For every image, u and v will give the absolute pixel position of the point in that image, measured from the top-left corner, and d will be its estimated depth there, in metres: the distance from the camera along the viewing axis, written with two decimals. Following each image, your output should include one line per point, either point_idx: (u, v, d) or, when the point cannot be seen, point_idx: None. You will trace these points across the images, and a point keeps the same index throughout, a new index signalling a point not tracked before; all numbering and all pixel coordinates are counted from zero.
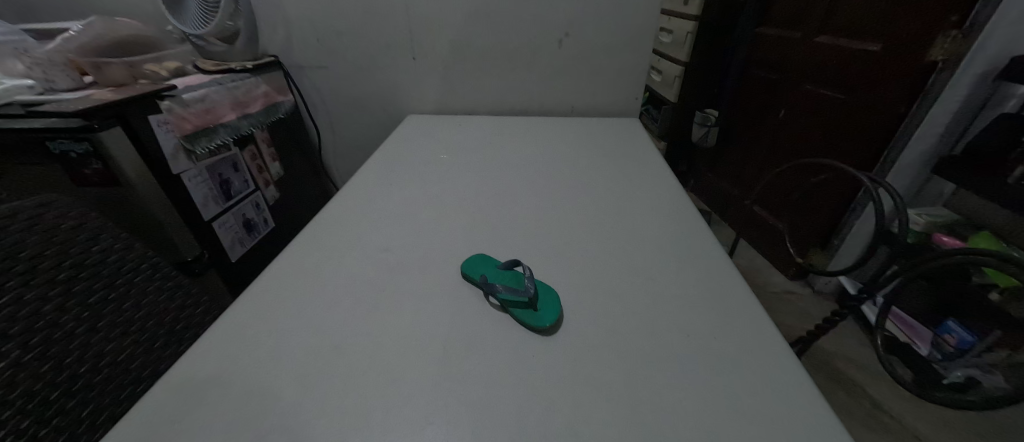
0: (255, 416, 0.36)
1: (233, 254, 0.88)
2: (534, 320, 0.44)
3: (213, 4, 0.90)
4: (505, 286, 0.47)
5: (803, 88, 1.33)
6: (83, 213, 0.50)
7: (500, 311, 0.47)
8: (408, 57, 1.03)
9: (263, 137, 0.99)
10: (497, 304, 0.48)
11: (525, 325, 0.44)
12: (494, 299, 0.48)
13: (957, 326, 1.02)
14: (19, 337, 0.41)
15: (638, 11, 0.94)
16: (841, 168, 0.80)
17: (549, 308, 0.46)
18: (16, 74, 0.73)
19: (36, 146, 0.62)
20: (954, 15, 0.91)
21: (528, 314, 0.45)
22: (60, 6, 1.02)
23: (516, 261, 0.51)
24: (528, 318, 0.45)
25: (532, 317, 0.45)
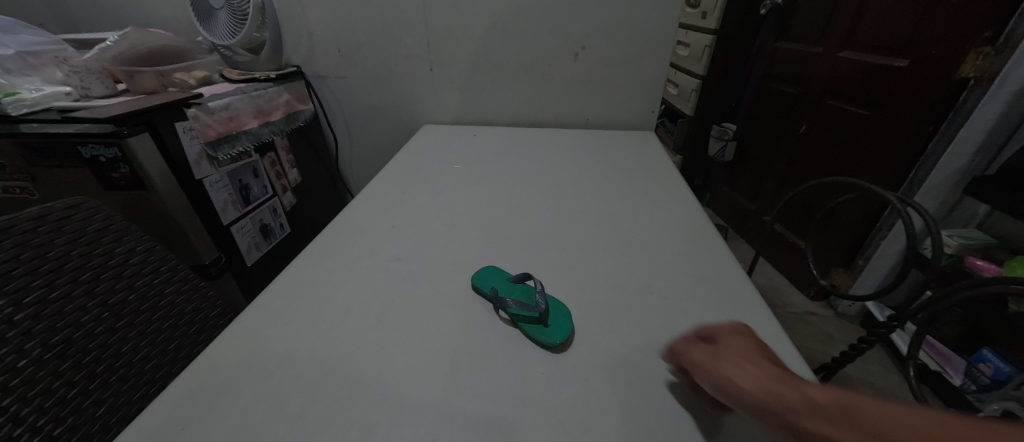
0: (263, 424, 0.36)
1: (249, 257, 0.89)
2: (545, 338, 0.43)
3: (241, 16, 0.94)
4: (516, 301, 0.46)
5: (825, 104, 1.30)
6: (109, 216, 0.52)
7: (510, 325, 0.46)
8: (426, 69, 1.05)
9: (281, 145, 1.02)
10: (506, 318, 0.47)
11: (537, 342, 0.43)
12: (504, 314, 0.48)
13: (993, 356, 0.96)
14: (42, 335, 0.42)
15: (655, 25, 0.94)
16: (866, 186, 0.78)
17: (560, 323, 0.45)
18: (55, 81, 0.77)
19: (68, 150, 0.64)
20: (987, 31, 0.88)
21: (539, 331, 0.44)
22: (99, 18, 1.07)
23: (526, 274, 0.50)
24: (539, 335, 0.44)
25: (542, 334, 0.44)
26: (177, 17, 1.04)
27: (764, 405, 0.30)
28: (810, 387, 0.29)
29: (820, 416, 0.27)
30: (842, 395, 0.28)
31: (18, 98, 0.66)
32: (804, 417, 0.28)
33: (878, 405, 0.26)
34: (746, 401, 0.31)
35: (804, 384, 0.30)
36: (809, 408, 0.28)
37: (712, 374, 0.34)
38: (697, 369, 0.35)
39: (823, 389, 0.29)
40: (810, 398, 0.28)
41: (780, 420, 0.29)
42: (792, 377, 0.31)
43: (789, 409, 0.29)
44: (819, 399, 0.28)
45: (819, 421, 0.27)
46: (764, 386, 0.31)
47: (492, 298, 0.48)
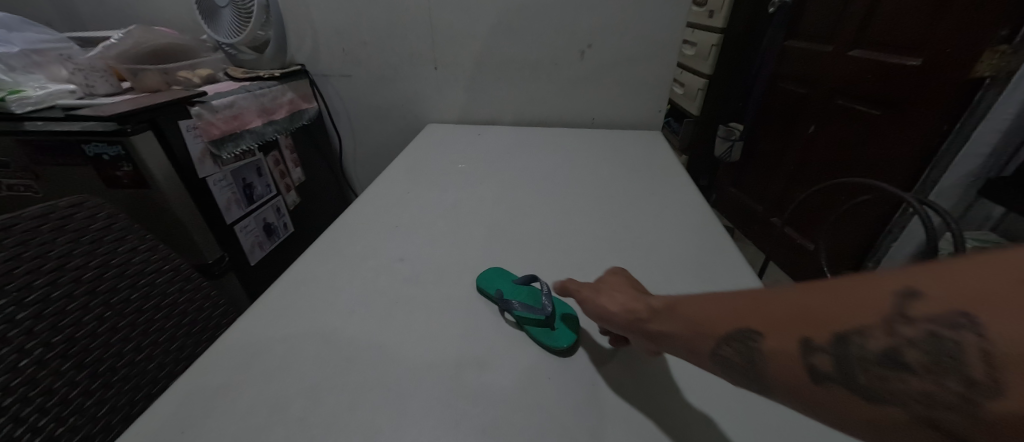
0: (264, 428, 0.35)
1: (253, 256, 0.89)
2: (550, 342, 0.43)
3: (246, 14, 0.93)
4: (522, 303, 0.45)
5: (835, 103, 1.28)
6: (112, 215, 0.52)
7: (514, 327, 0.46)
8: (430, 67, 1.04)
9: (285, 143, 1.01)
10: (512, 320, 0.47)
11: (541, 346, 0.43)
12: (509, 316, 0.47)
13: None
14: (44, 334, 0.42)
15: (662, 24, 0.93)
16: (878, 187, 0.76)
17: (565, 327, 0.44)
18: (60, 79, 0.77)
19: (71, 148, 0.64)
20: (1003, 29, 0.85)
21: (544, 335, 0.44)
22: (104, 16, 1.07)
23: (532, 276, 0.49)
24: (544, 339, 0.43)
25: (547, 338, 0.43)
26: (182, 16, 1.04)
27: (625, 322, 0.36)
28: (656, 300, 0.35)
29: (659, 316, 0.33)
30: (675, 298, 0.34)
31: (21, 96, 0.66)
32: (649, 322, 0.34)
33: (695, 296, 0.33)
34: (616, 322, 0.37)
35: (654, 298, 0.36)
36: (652, 314, 0.34)
37: (591, 306, 0.40)
38: (582, 305, 0.41)
39: (665, 298, 0.35)
40: (653, 307, 0.35)
41: (636, 330, 0.35)
42: (648, 295, 0.37)
43: (639, 319, 0.35)
44: (658, 306, 0.34)
45: (658, 320, 0.33)
46: (626, 307, 0.37)
47: (497, 299, 0.47)
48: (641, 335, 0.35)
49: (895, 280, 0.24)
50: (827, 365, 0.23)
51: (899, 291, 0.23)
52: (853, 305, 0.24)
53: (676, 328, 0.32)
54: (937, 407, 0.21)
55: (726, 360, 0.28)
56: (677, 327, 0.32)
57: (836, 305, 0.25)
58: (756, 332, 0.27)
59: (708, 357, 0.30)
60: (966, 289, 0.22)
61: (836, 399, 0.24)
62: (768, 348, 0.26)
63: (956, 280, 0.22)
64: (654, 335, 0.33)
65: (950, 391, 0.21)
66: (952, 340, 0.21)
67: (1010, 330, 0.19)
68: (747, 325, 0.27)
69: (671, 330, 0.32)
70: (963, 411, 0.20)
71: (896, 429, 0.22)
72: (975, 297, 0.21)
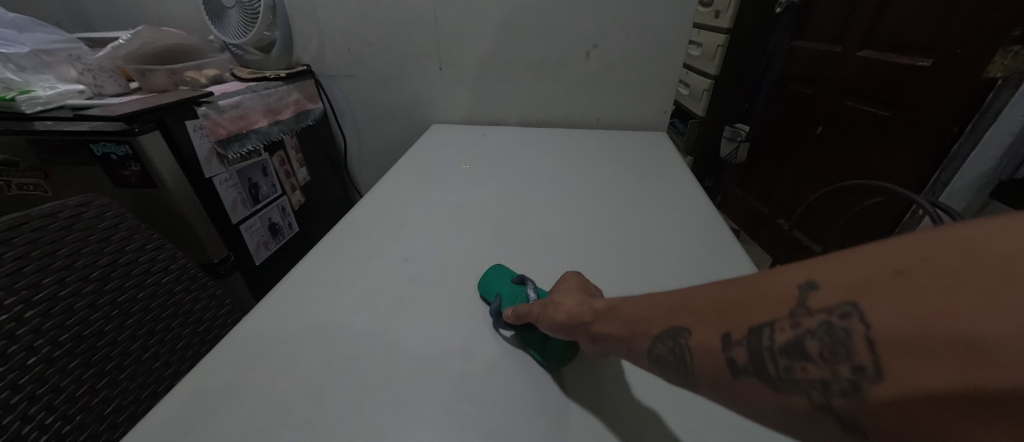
0: (267, 429, 0.35)
1: (258, 256, 0.89)
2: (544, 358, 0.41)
3: (252, 15, 0.94)
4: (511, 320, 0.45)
5: (843, 104, 1.27)
6: (120, 215, 0.52)
7: (513, 344, 0.44)
8: (435, 68, 1.04)
9: (291, 144, 1.02)
10: (510, 337, 0.45)
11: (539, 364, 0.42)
12: (507, 332, 0.45)
13: None
14: (52, 333, 0.42)
15: (668, 24, 0.92)
16: (887, 188, 0.75)
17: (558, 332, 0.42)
18: (69, 79, 0.78)
19: (80, 148, 0.64)
20: (1016, 29, 0.84)
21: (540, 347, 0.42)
22: (113, 17, 1.08)
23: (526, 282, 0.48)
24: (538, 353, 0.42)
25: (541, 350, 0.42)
26: (191, 17, 1.05)
27: (572, 328, 0.37)
28: (601, 303, 0.36)
29: (605, 320, 0.34)
30: (618, 301, 0.35)
31: (31, 96, 0.66)
32: (595, 326, 0.35)
33: (635, 299, 0.33)
34: (563, 330, 0.38)
35: (598, 301, 0.37)
36: (598, 319, 0.35)
37: (539, 315, 0.41)
38: (528, 314, 0.42)
39: (608, 301, 0.36)
40: (598, 312, 0.35)
41: (582, 334, 0.36)
42: (592, 299, 0.38)
43: (585, 324, 0.36)
44: (604, 310, 0.35)
45: (603, 324, 0.34)
46: (572, 312, 0.38)
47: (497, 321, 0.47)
48: (587, 338, 0.36)
49: (795, 271, 0.25)
50: (743, 357, 0.24)
51: (806, 282, 0.24)
52: (762, 298, 0.25)
53: (618, 331, 0.33)
54: (833, 395, 0.21)
55: (659, 357, 0.29)
56: (618, 330, 0.33)
57: (748, 298, 0.26)
58: (685, 328, 0.28)
59: (643, 356, 0.30)
60: (852, 278, 0.22)
61: (754, 392, 0.24)
62: (694, 343, 0.27)
63: (845, 267, 0.23)
64: (600, 338, 0.34)
65: (842, 378, 0.21)
66: (842, 329, 0.21)
67: (890, 313, 0.20)
68: (677, 323, 0.28)
69: (613, 333, 0.33)
70: (854, 396, 0.21)
71: (807, 419, 0.23)
72: (862, 285, 0.22)
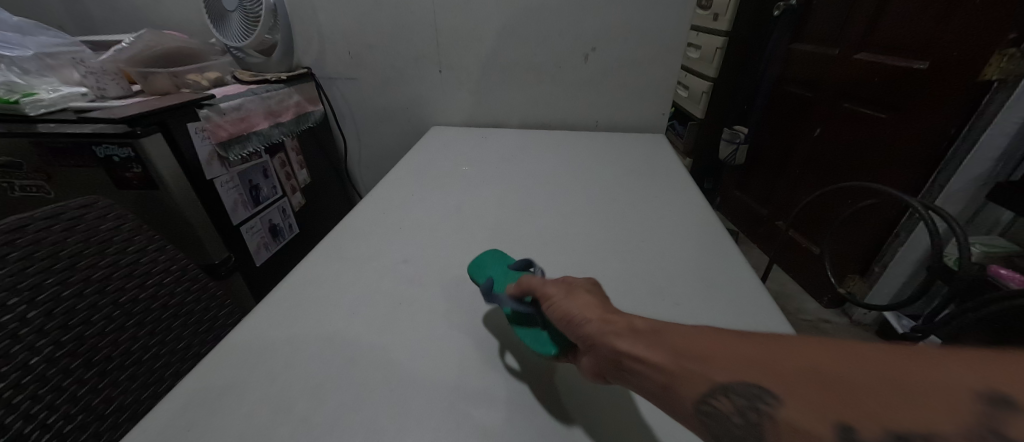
0: (267, 427, 0.35)
1: (258, 257, 0.90)
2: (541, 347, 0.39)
3: (254, 18, 0.95)
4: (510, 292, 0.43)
5: (841, 107, 1.28)
6: (122, 216, 0.52)
7: (516, 376, 0.40)
8: (435, 70, 1.05)
9: (292, 146, 1.03)
10: (513, 366, 0.41)
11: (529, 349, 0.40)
12: (510, 361, 0.42)
13: None
14: (54, 333, 0.42)
15: (666, 27, 0.93)
16: (883, 190, 0.75)
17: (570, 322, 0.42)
18: (72, 82, 0.78)
19: (82, 150, 0.65)
20: (1012, 32, 0.84)
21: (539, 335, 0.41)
22: (116, 20, 1.09)
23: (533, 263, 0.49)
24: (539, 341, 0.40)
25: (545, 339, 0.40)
26: (193, 20, 1.06)
27: (595, 333, 0.33)
28: (641, 321, 0.32)
29: (639, 339, 0.30)
30: (660, 325, 0.31)
31: (35, 99, 0.67)
32: (622, 342, 0.31)
33: (681, 330, 0.29)
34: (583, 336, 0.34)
35: (638, 317, 0.32)
36: (632, 336, 0.30)
37: (560, 304, 0.37)
38: (550, 300, 0.38)
39: (649, 321, 0.32)
40: (635, 328, 0.31)
41: (603, 345, 0.32)
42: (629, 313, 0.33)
43: (614, 336, 0.31)
44: (643, 328, 0.31)
45: (636, 341, 0.30)
46: (602, 317, 0.33)
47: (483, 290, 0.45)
48: (608, 353, 0.31)
49: (937, 366, 0.21)
50: None
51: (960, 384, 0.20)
52: (886, 387, 0.21)
53: (655, 359, 0.28)
54: None
55: (720, 413, 0.25)
56: (658, 359, 0.28)
57: (870, 382, 0.21)
58: (770, 392, 0.23)
59: (685, 401, 0.26)
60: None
61: None
62: (783, 414, 0.22)
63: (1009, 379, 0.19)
64: (626, 362, 0.30)
65: None
66: None
67: None
68: (760, 383, 0.24)
69: (647, 359, 0.29)
70: None
71: None
72: None
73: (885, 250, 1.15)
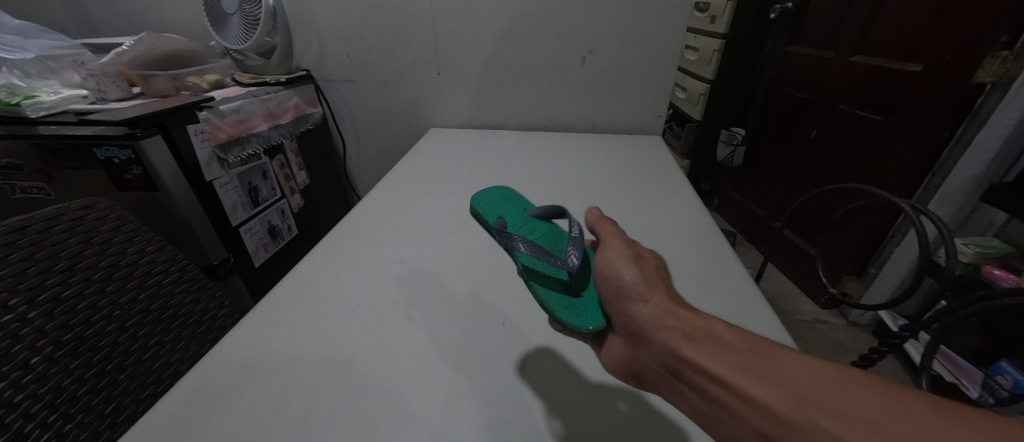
0: (265, 426, 0.36)
1: (257, 258, 0.90)
2: (571, 319, 0.42)
3: (253, 21, 0.95)
4: (529, 245, 0.48)
5: (836, 108, 1.28)
6: (121, 217, 0.53)
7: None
8: (433, 73, 1.06)
9: (291, 147, 1.03)
10: (554, 430, 0.36)
11: (555, 317, 0.42)
12: (551, 424, 0.37)
13: (1010, 366, 0.86)
14: (54, 333, 0.43)
15: (662, 30, 0.93)
16: (876, 192, 0.76)
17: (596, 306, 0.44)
18: (73, 84, 0.79)
19: (83, 152, 0.65)
20: (1004, 36, 0.85)
21: (564, 306, 0.44)
22: (116, 22, 1.10)
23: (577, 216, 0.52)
24: (567, 314, 0.43)
25: (572, 314, 0.43)
26: (193, 23, 1.07)
27: (661, 331, 0.36)
28: (723, 330, 0.34)
29: (707, 350, 0.33)
30: (734, 337, 0.33)
31: (36, 101, 0.68)
32: (692, 350, 0.33)
33: (746, 346, 0.32)
34: (646, 333, 0.37)
35: (721, 325, 0.34)
36: (697, 344, 0.33)
37: (637, 290, 0.40)
38: (629, 283, 0.40)
39: (730, 330, 0.34)
40: (707, 335, 0.34)
41: (671, 346, 0.35)
42: (713, 318, 0.35)
43: (680, 341, 0.34)
44: (714, 337, 0.33)
45: (703, 350, 0.33)
46: (678, 318, 0.36)
47: (498, 230, 0.50)
48: (669, 358, 0.34)
49: None
50: None
51: None
52: None
53: (716, 371, 0.31)
54: None
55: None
56: (721, 372, 0.31)
57: None
58: None
59: (727, 415, 0.30)
60: None
61: None
62: None
63: None
64: (683, 370, 0.33)
65: None
66: None
67: None
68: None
69: (709, 372, 0.32)
70: None
71: None
72: None
73: (881, 251, 1.16)
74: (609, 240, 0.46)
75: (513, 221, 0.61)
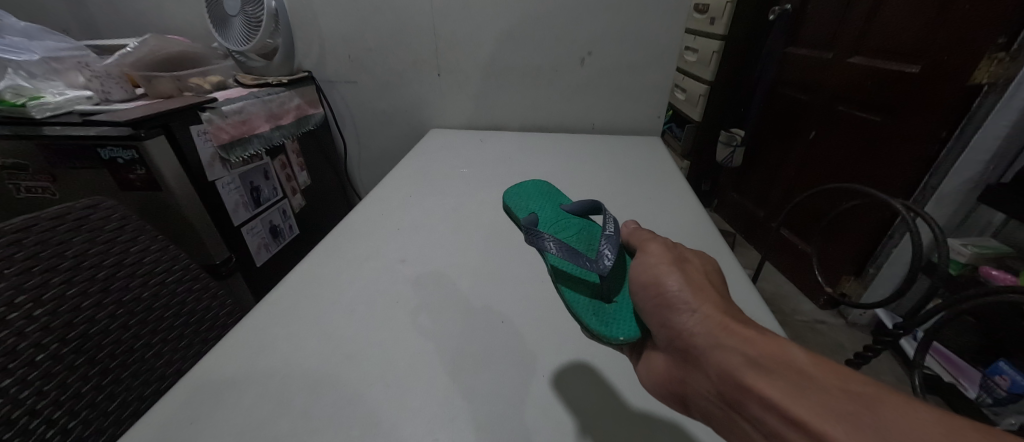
0: (266, 421, 0.36)
1: (259, 258, 0.91)
2: (600, 327, 0.41)
3: (256, 23, 0.96)
4: (558, 245, 0.48)
5: (835, 109, 1.29)
6: (125, 216, 0.53)
7: None
8: (433, 74, 1.07)
9: (292, 148, 1.04)
10: None
11: (583, 325, 0.42)
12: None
13: (1008, 367, 0.85)
14: (59, 331, 0.44)
15: (661, 32, 0.94)
16: (873, 193, 0.76)
17: (626, 314, 0.44)
18: (77, 86, 0.80)
19: (88, 152, 0.66)
20: (1001, 37, 0.86)
21: (592, 314, 0.43)
22: (120, 23, 1.10)
23: (614, 218, 0.53)
24: (594, 322, 0.42)
25: (600, 322, 0.42)
26: (196, 24, 1.07)
27: (718, 350, 0.34)
28: (800, 358, 0.32)
29: (780, 383, 0.31)
30: (813, 367, 0.31)
31: (41, 102, 0.68)
32: (766, 387, 0.31)
33: (827, 381, 0.30)
34: (698, 354, 0.35)
35: (799, 353, 0.32)
36: (767, 375, 0.31)
37: (682, 300, 0.37)
38: (673, 291, 0.38)
39: (809, 359, 0.32)
40: (777, 362, 0.32)
41: (735, 377, 0.32)
42: (783, 339, 0.33)
43: (742, 367, 0.32)
44: (786, 366, 0.31)
45: (774, 384, 0.31)
46: (738, 337, 0.34)
47: (527, 229, 0.51)
48: (728, 386, 0.32)
49: None
50: None
51: None
52: None
53: (791, 410, 0.29)
54: None
55: None
56: (798, 412, 0.29)
57: None
58: None
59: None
60: None
61: None
62: None
63: None
64: (744, 402, 0.32)
65: None
66: None
67: None
68: None
69: (783, 411, 0.30)
70: None
71: None
72: None
73: (879, 251, 1.16)
74: (648, 245, 0.45)
75: (545, 218, 0.63)
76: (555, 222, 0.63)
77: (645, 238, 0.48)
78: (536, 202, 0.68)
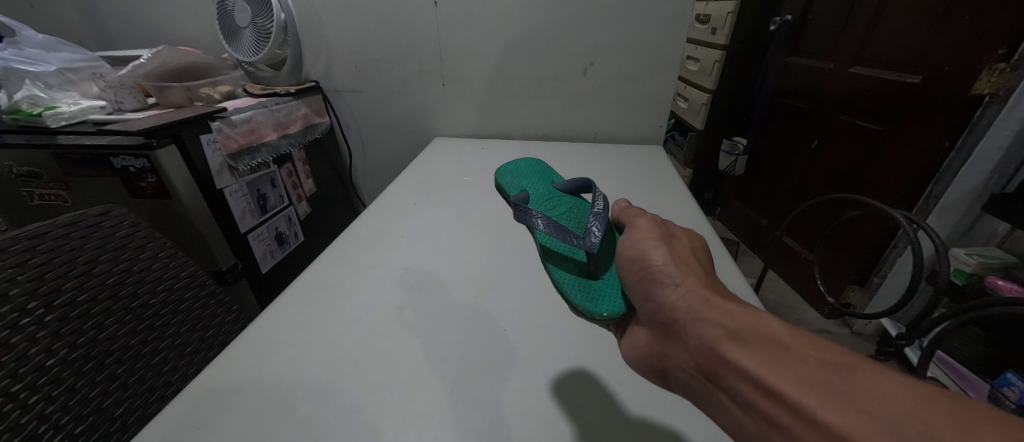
0: (271, 427, 0.37)
1: (265, 265, 0.92)
2: (586, 304, 0.44)
3: (265, 33, 0.99)
4: (546, 222, 0.52)
5: (837, 118, 1.29)
6: (135, 224, 0.55)
7: None
8: (437, 84, 1.08)
9: (299, 156, 1.05)
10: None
11: (569, 302, 0.44)
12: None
13: (1018, 378, 0.84)
14: (69, 337, 0.44)
15: (661, 43, 0.95)
16: (871, 202, 0.76)
17: (611, 291, 0.46)
18: (92, 95, 0.82)
19: (100, 161, 0.68)
20: (1001, 48, 0.87)
21: (578, 291, 0.46)
22: (133, 36, 1.13)
23: (604, 195, 0.55)
24: (581, 299, 0.45)
25: (585, 299, 0.45)
26: (207, 36, 1.10)
27: (696, 322, 0.35)
28: (780, 330, 0.32)
29: (757, 353, 0.31)
30: (792, 339, 0.31)
31: (56, 112, 0.71)
32: (742, 356, 0.31)
33: (803, 350, 0.31)
34: (678, 326, 0.36)
35: (777, 324, 0.32)
36: (742, 344, 0.32)
37: (666, 274, 0.39)
38: (659, 266, 0.40)
39: (787, 331, 0.32)
40: (754, 334, 0.32)
41: (714, 348, 0.33)
42: (762, 312, 0.33)
43: (720, 339, 0.33)
44: (763, 338, 0.32)
45: (749, 352, 0.31)
46: (718, 310, 0.34)
47: (517, 206, 0.54)
48: (706, 359, 0.33)
49: None
50: None
51: None
52: None
53: (766, 380, 0.30)
54: None
55: None
56: (772, 380, 0.30)
57: None
58: None
59: (776, 433, 0.29)
60: None
61: None
62: None
63: None
64: (721, 373, 0.32)
65: None
66: None
67: None
68: None
69: (757, 379, 0.30)
70: None
71: None
72: None
73: (884, 261, 1.16)
74: (637, 221, 0.47)
75: (536, 196, 0.66)
76: (548, 199, 0.66)
77: (633, 214, 0.50)
78: (529, 180, 0.71)
